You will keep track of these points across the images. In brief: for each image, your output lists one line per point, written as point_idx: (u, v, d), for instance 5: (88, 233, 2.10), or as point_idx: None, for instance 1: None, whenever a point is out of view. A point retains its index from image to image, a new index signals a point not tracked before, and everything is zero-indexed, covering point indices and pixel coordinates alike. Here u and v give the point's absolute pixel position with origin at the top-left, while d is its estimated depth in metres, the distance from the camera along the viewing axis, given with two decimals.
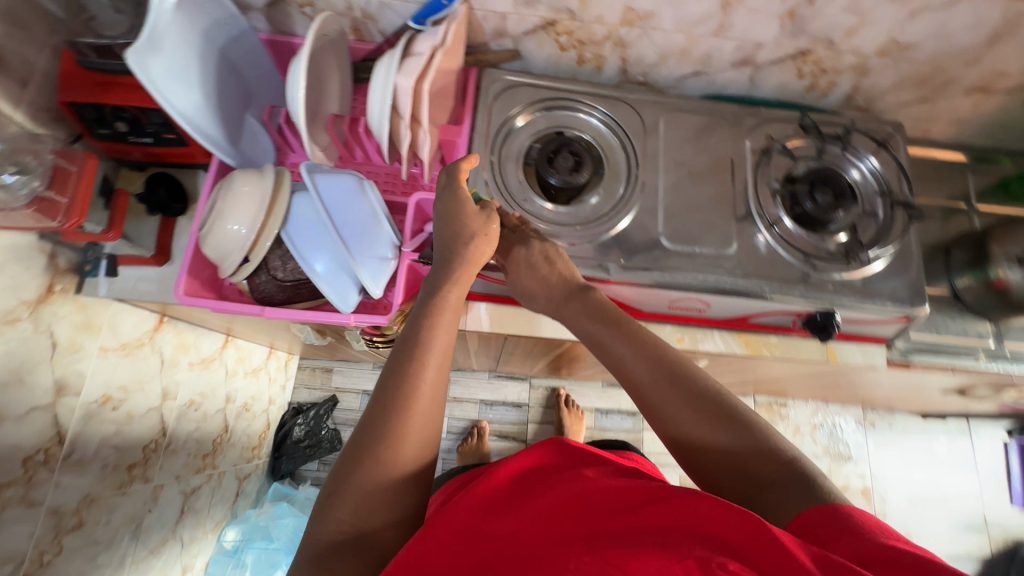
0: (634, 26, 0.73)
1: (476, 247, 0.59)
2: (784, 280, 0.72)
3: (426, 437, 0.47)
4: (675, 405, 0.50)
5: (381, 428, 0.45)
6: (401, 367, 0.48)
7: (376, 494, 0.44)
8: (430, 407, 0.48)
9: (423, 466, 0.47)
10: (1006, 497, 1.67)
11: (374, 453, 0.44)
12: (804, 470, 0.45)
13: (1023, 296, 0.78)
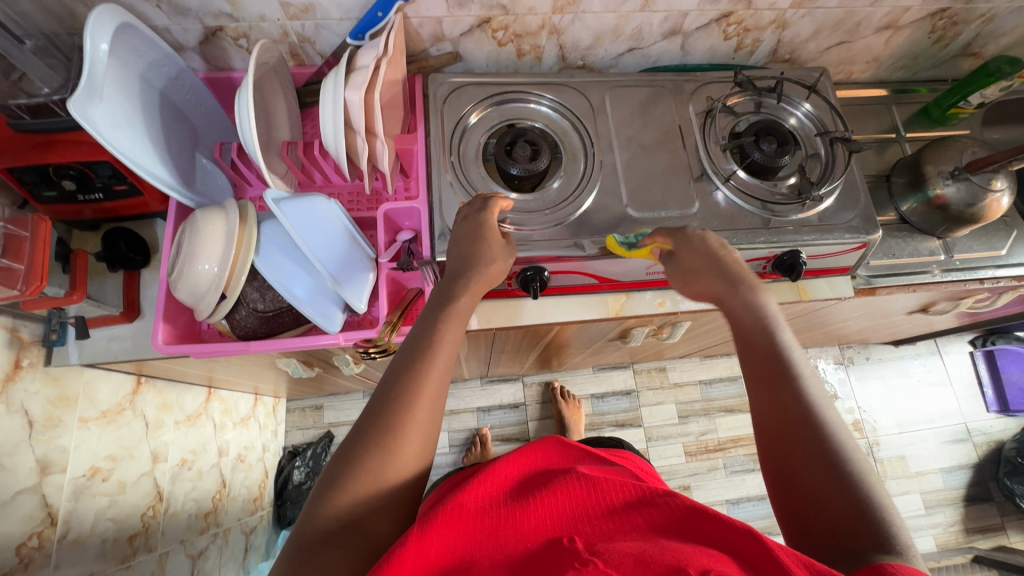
0: (566, 12, 0.76)
1: (495, 266, 0.61)
2: (749, 230, 0.76)
3: (430, 430, 0.49)
4: (790, 440, 0.47)
5: (387, 417, 0.47)
6: (411, 362, 0.50)
7: (374, 487, 0.44)
8: (431, 404, 0.49)
9: (425, 456, 0.48)
10: (982, 404, 1.78)
11: (379, 438, 0.46)
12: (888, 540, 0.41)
13: (961, 209, 0.84)
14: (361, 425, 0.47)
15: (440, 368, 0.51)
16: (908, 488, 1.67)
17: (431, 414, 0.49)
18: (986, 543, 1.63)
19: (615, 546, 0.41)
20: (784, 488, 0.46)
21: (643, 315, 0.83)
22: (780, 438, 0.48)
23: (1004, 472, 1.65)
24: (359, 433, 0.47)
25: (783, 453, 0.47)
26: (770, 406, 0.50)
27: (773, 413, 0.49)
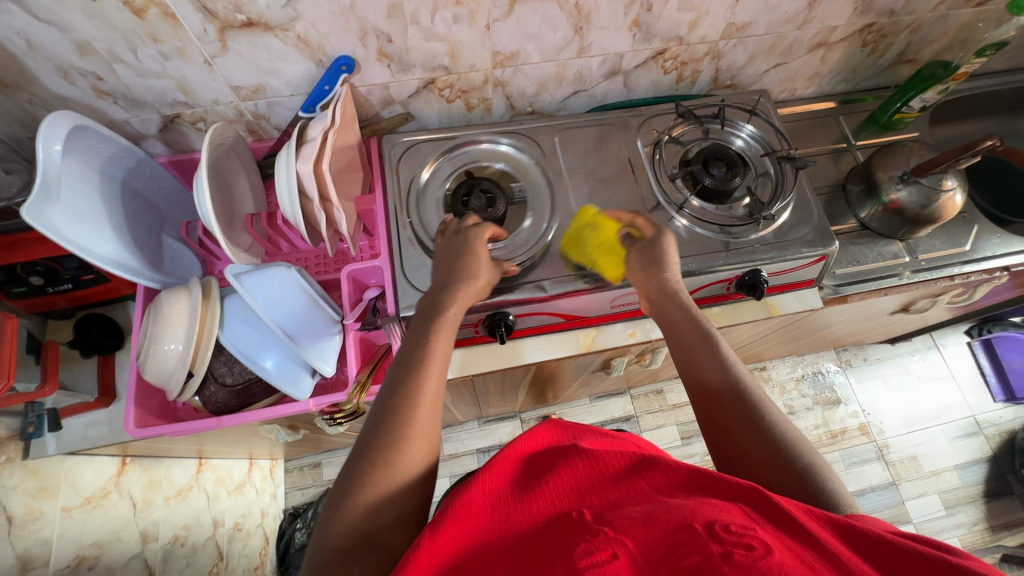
0: (506, 66, 0.79)
1: (476, 280, 0.65)
2: (706, 253, 0.77)
3: (428, 441, 0.53)
4: (737, 411, 0.55)
5: (387, 430, 0.51)
6: (404, 377, 0.55)
7: (373, 515, 0.47)
8: (427, 424, 0.53)
9: (426, 467, 0.52)
10: (988, 393, 1.75)
11: (380, 453, 0.50)
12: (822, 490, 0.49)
13: (916, 210, 0.86)
14: (364, 445, 0.51)
15: (431, 388, 0.55)
16: (925, 489, 1.63)
17: (429, 435, 0.53)
18: (1014, 539, 1.57)
19: (622, 513, 0.42)
20: (732, 456, 0.55)
21: (616, 347, 0.83)
22: (716, 399, 0.57)
23: (1021, 463, 1.61)
24: (363, 452, 0.50)
25: (731, 424, 0.55)
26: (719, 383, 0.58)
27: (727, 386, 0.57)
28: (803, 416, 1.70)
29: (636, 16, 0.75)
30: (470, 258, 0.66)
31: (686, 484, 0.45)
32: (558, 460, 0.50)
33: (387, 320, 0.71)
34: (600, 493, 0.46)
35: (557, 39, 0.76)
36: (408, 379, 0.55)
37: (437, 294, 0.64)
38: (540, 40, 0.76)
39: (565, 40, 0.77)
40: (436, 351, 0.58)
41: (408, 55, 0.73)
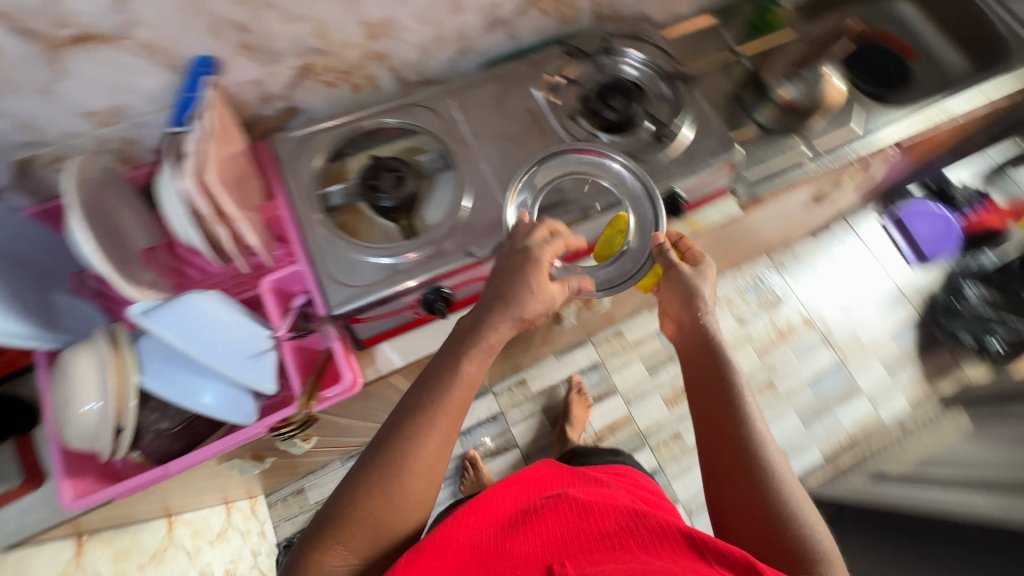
0: (382, 37, 0.75)
1: (523, 302, 0.63)
2: (621, 183, 0.78)
3: (429, 478, 0.57)
4: (731, 410, 0.62)
5: (383, 460, 0.56)
6: (418, 408, 0.58)
7: (354, 539, 0.53)
8: (440, 448, 0.57)
9: (421, 503, 0.56)
10: (904, 262, 1.91)
11: (375, 480, 0.55)
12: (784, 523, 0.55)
13: (802, 105, 0.95)
14: (369, 465, 0.56)
15: (450, 413, 0.59)
16: (868, 362, 1.77)
17: (441, 458, 0.58)
18: (949, 385, 1.75)
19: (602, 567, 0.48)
20: (712, 440, 0.62)
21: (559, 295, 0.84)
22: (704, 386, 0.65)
23: (942, 317, 1.77)
24: (365, 472, 0.55)
25: (719, 413, 0.62)
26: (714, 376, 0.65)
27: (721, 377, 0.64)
28: (753, 323, 1.80)
29: None
30: (518, 281, 0.63)
31: (663, 536, 0.55)
32: (559, 530, 0.56)
33: (325, 323, 0.69)
34: (587, 542, 0.54)
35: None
36: (426, 411, 0.58)
37: (484, 306, 0.62)
38: (409, 3, 0.72)
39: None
40: (462, 381, 0.60)
41: (271, 44, 0.68)
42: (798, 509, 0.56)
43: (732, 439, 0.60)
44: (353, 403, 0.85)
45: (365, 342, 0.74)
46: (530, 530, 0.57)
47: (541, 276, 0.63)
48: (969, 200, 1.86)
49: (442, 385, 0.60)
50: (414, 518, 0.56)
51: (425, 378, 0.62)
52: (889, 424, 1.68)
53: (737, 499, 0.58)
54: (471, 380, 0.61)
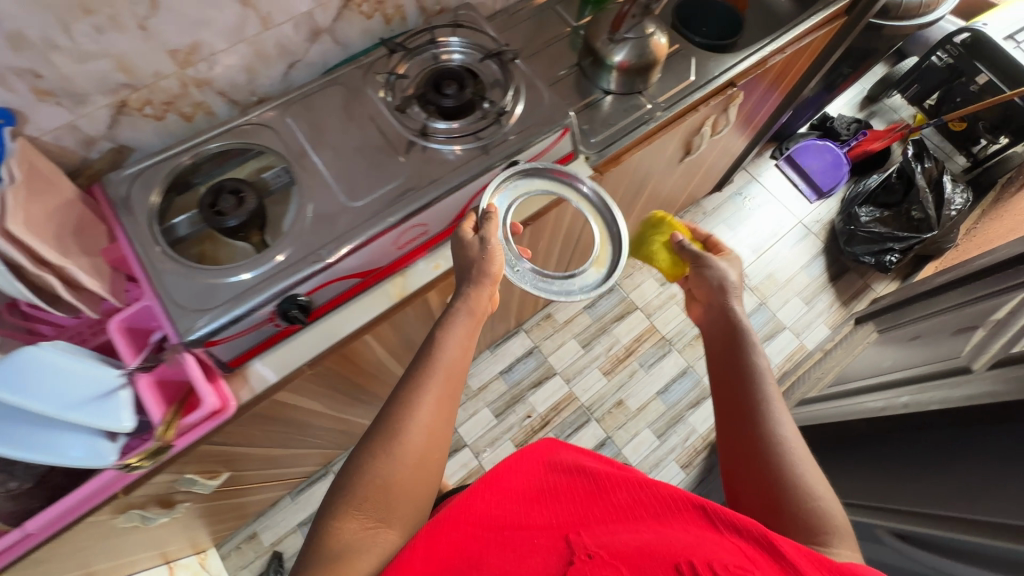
0: (195, 62, 0.75)
1: (476, 267, 0.75)
2: (460, 164, 0.84)
3: (427, 444, 0.62)
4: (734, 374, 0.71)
5: (391, 432, 0.62)
6: (416, 388, 0.65)
7: (370, 504, 0.57)
8: (436, 411, 0.64)
9: (423, 467, 0.61)
10: (804, 198, 2.02)
11: (385, 450, 0.60)
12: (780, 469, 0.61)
13: (637, 64, 0.96)
14: (376, 436, 0.62)
15: (439, 379, 0.66)
16: (786, 297, 1.86)
17: (439, 422, 0.64)
18: (862, 304, 1.85)
19: (621, 539, 0.54)
20: (724, 401, 0.71)
21: (427, 283, 0.87)
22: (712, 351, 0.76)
23: (843, 243, 1.87)
24: (376, 447, 0.61)
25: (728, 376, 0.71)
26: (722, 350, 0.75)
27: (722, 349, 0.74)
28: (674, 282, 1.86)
29: None
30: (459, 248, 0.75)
31: (669, 500, 0.61)
32: (589, 511, 0.62)
33: (177, 350, 0.69)
34: (600, 512, 0.61)
35: (230, 18, 0.73)
36: (423, 387, 0.66)
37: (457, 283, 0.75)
38: (212, 24, 0.73)
39: (239, 16, 0.75)
40: (446, 348, 0.69)
41: (72, 85, 0.68)
42: (803, 479, 0.60)
43: (748, 412, 0.67)
44: (249, 427, 0.86)
45: (232, 364, 0.75)
46: (547, 507, 0.64)
47: (487, 238, 0.74)
48: (850, 129, 2.01)
49: (432, 356, 0.68)
50: (425, 480, 0.62)
51: (420, 355, 0.70)
52: (813, 352, 1.76)
53: (745, 467, 0.65)
54: (458, 348, 0.70)
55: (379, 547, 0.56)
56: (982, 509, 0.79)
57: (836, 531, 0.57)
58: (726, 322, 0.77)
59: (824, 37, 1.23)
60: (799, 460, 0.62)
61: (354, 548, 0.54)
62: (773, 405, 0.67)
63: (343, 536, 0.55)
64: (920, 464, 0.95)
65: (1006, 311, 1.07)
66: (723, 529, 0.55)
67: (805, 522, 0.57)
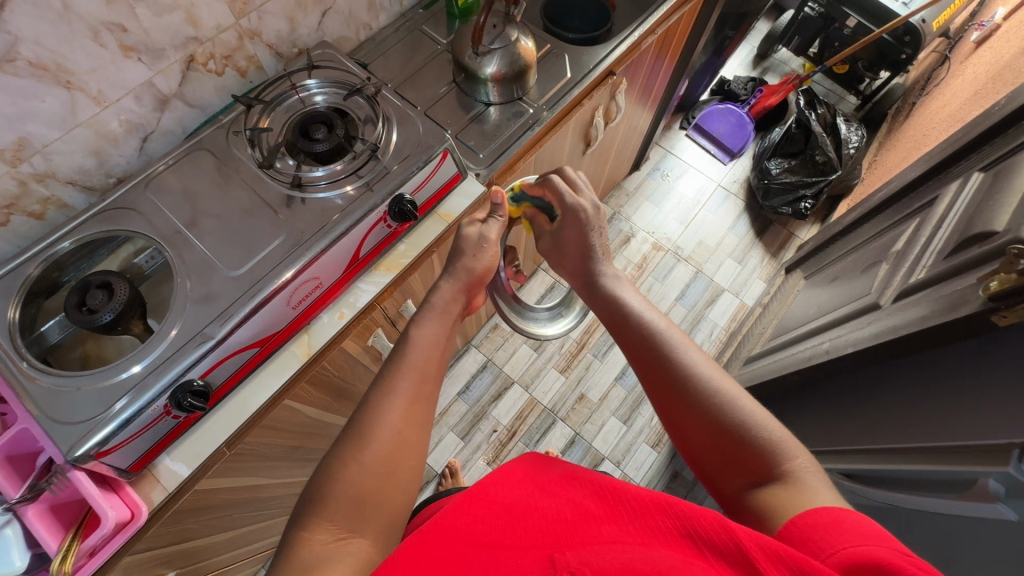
0: (27, 158, 0.70)
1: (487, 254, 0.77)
2: (343, 210, 0.80)
3: (398, 440, 0.57)
4: (642, 347, 0.66)
5: (357, 430, 0.57)
6: (386, 382, 0.62)
7: (340, 515, 0.50)
8: (411, 411, 0.60)
9: (393, 464, 0.55)
10: (717, 162, 2.08)
11: (350, 446, 0.55)
12: (739, 420, 0.56)
13: (508, 72, 0.94)
14: (347, 441, 0.56)
15: (413, 379, 0.63)
16: (720, 260, 1.90)
17: (413, 425, 0.59)
18: (790, 253, 1.91)
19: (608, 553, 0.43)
20: (650, 379, 0.64)
21: (336, 335, 0.84)
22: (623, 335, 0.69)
23: (762, 199, 1.94)
24: (342, 449, 0.55)
25: (642, 352, 0.66)
26: (624, 329, 0.69)
27: (624, 327, 0.70)
28: None
29: (116, 41, 0.70)
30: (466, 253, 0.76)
31: (644, 509, 0.50)
32: (573, 519, 0.50)
33: (65, 469, 0.64)
34: (593, 515, 0.50)
35: (53, 102, 0.69)
36: (389, 377, 0.62)
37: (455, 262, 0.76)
38: (36, 114, 0.68)
39: (67, 100, 0.70)
40: (416, 346, 0.66)
41: None
42: (752, 418, 0.56)
43: (672, 379, 0.61)
44: (181, 523, 0.81)
45: (135, 467, 0.70)
46: (535, 513, 0.52)
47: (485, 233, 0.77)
48: (747, 89, 2.08)
49: (404, 356, 0.65)
50: (398, 484, 0.55)
51: (389, 360, 0.66)
52: (754, 307, 1.81)
53: (697, 428, 0.58)
54: (431, 349, 0.67)
55: (353, 559, 0.47)
56: (911, 438, 0.82)
57: (800, 466, 0.52)
58: (608, 296, 0.74)
59: (690, 12, 1.26)
60: (743, 404, 0.58)
61: (327, 558, 0.46)
62: (689, 361, 0.62)
63: (311, 549, 0.47)
64: (855, 403, 0.98)
65: (904, 239, 1.12)
66: (710, 554, 0.42)
67: (773, 468, 0.53)
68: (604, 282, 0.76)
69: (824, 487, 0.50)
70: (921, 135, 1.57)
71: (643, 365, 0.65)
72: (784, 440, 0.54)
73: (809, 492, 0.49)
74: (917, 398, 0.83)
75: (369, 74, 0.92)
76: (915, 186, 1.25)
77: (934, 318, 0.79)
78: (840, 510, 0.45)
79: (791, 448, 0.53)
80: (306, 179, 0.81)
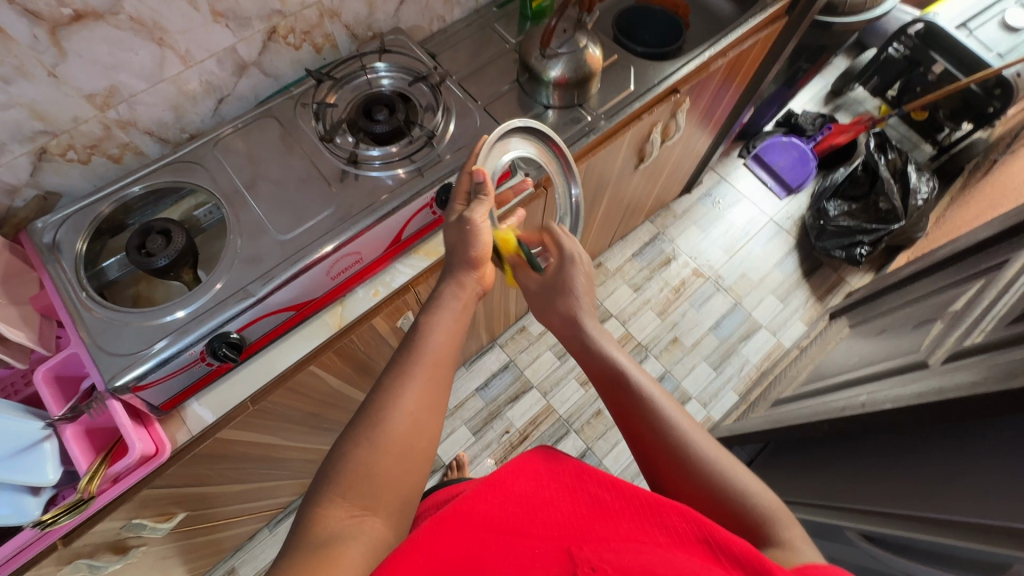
0: (115, 105, 0.76)
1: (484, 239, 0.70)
2: (392, 190, 0.83)
3: (413, 424, 0.56)
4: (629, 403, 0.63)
5: (377, 406, 0.57)
6: (404, 358, 0.62)
7: (355, 496, 0.51)
8: (427, 397, 0.59)
9: (408, 446, 0.55)
10: (772, 195, 2.01)
11: (367, 424, 0.55)
12: (731, 489, 0.55)
13: (573, 78, 0.95)
14: (360, 422, 0.56)
15: (429, 365, 0.61)
16: (761, 296, 1.84)
17: (428, 410, 0.58)
18: (837, 298, 1.83)
19: (624, 555, 0.43)
20: (640, 443, 0.62)
21: (367, 311, 0.86)
22: (606, 384, 0.67)
23: (815, 238, 1.86)
24: (355, 426, 0.56)
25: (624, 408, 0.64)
26: (602, 376, 0.68)
27: (601, 365, 0.68)
28: (648, 287, 1.84)
29: (210, 6, 0.74)
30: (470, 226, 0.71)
31: (659, 512, 0.49)
32: (590, 516, 0.50)
33: (105, 397, 0.68)
34: (609, 513, 0.50)
35: (144, 56, 0.74)
36: (406, 359, 0.61)
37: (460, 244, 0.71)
38: (128, 65, 0.73)
39: (157, 56, 0.75)
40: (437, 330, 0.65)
41: None
42: (738, 483, 0.56)
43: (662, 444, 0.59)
44: (198, 467, 0.83)
45: (166, 405, 0.74)
46: (552, 504, 0.52)
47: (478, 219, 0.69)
48: (815, 125, 2.01)
49: (421, 342, 0.63)
50: (412, 467, 0.55)
51: (406, 345, 0.64)
52: (790, 349, 1.74)
53: (690, 493, 0.57)
54: (447, 333, 0.65)
55: (366, 538, 0.48)
56: (943, 508, 0.77)
57: (796, 534, 0.51)
58: (590, 351, 0.70)
59: (766, 37, 1.23)
60: (734, 472, 0.57)
61: (342, 536, 0.47)
62: (674, 425, 0.60)
63: (329, 524, 0.48)
64: (887, 465, 0.93)
65: (964, 299, 1.06)
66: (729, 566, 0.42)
67: (769, 536, 0.51)
68: (584, 333, 0.71)
69: (819, 555, 0.49)
70: (999, 196, 1.48)
71: (632, 428, 0.63)
72: (782, 509, 0.54)
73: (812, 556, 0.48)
74: (958, 467, 0.78)
75: (435, 62, 0.95)
76: (985, 247, 1.17)
77: (986, 385, 0.74)
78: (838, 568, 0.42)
79: (786, 518, 0.53)
80: (362, 157, 0.84)
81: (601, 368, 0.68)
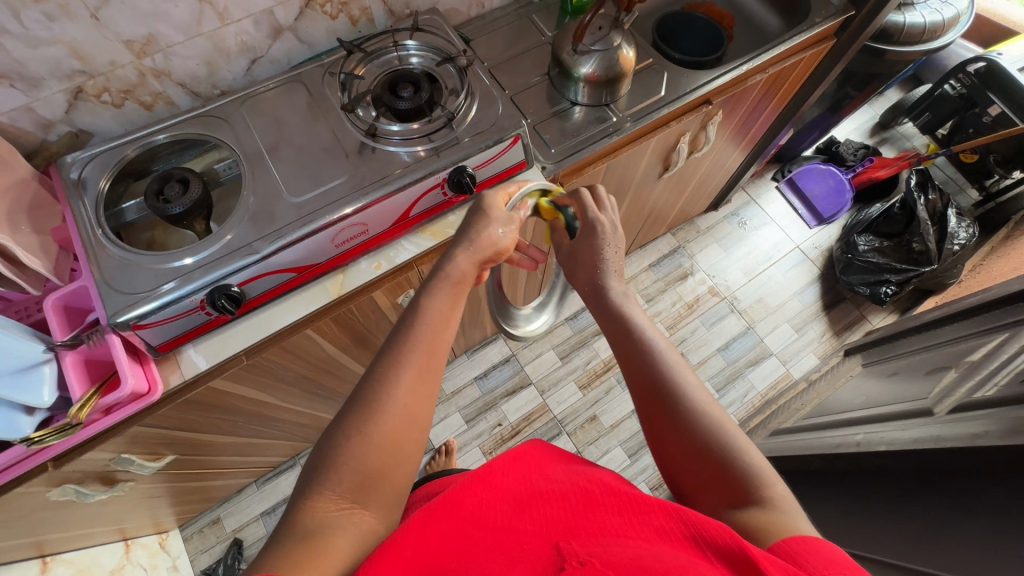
0: (152, 54, 0.78)
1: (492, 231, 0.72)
2: (406, 166, 0.84)
3: (406, 413, 0.55)
4: (632, 357, 0.63)
5: (371, 395, 0.55)
6: (397, 345, 0.59)
7: (346, 488, 0.49)
8: (419, 386, 0.57)
9: (401, 434, 0.54)
10: (802, 223, 1.96)
11: (361, 413, 0.53)
12: (722, 445, 0.54)
13: (602, 76, 0.94)
14: (354, 411, 0.54)
15: (423, 352, 0.59)
16: (776, 323, 1.80)
17: (421, 399, 0.57)
18: (856, 336, 1.77)
19: (614, 556, 0.41)
20: (637, 394, 0.61)
21: (368, 283, 0.87)
22: (616, 336, 0.66)
23: (841, 271, 1.81)
24: (348, 416, 0.53)
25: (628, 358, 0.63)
26: (611, 331, 0.67)
27: (611, 323, 0.67)
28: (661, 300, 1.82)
29: None
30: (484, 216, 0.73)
31: (647, 505, 0.48)
32: (579, 508, 0.48)
33: (106, 330, 0.71)
34: (598, 506, 0.49)
35: (183, 10, 0.76)
36: (399, 344, 0.59)
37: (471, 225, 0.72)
38: (167, 17, 0.75)
39: (196, 11, 0.77)
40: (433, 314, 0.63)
41: (26, 70, 0.71)
42: (733, 442, 0.54)
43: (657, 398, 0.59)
44: (190, 413, 0.86)
45: (162, 347, 0.76)
46: (541, 494, 0.51)
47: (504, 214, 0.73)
48: (857, 155, 1.95)
49: (414, 325, 0.61)
50: (405, 457, 0.53)
51: (400, 329, 0.62)
52: (799, 381, 1.69)
53: (679, 447, 0.56)
54: (441, 316, 0.64)
55: (357, 530, 0.47)
56: (927, 562, 0.73)
57: (779, 494, 0.50)
58: (607, 308, 0.69)
59: (812, 56, 1.19)
60: (730, 432, 0.55)
61: (330, 529, 0.45)
62: (677, 381, 0.59)
63: (316, 515, 0.46)
64: (876, 510, 0.90)
65: (984, 350, 1.01)
66: (719, 561, 0.40)
67: (751, 495, 0.50)
68: (606, 289, 0.71)
69: (804, 518, 0.47)
70: None
71: (633, 378, 0.62)
72: (772, 470, 0.52)
73: (793, 518, 0.46)
74: (948, 521, 0.74)
75: (466, 45, 0.95)
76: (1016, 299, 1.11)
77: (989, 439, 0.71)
78: (816, 539, 0.41)
79: (772, 477, 0.51)
80: (382, 131, 0.85)
81: (613, 324, 0.67)
